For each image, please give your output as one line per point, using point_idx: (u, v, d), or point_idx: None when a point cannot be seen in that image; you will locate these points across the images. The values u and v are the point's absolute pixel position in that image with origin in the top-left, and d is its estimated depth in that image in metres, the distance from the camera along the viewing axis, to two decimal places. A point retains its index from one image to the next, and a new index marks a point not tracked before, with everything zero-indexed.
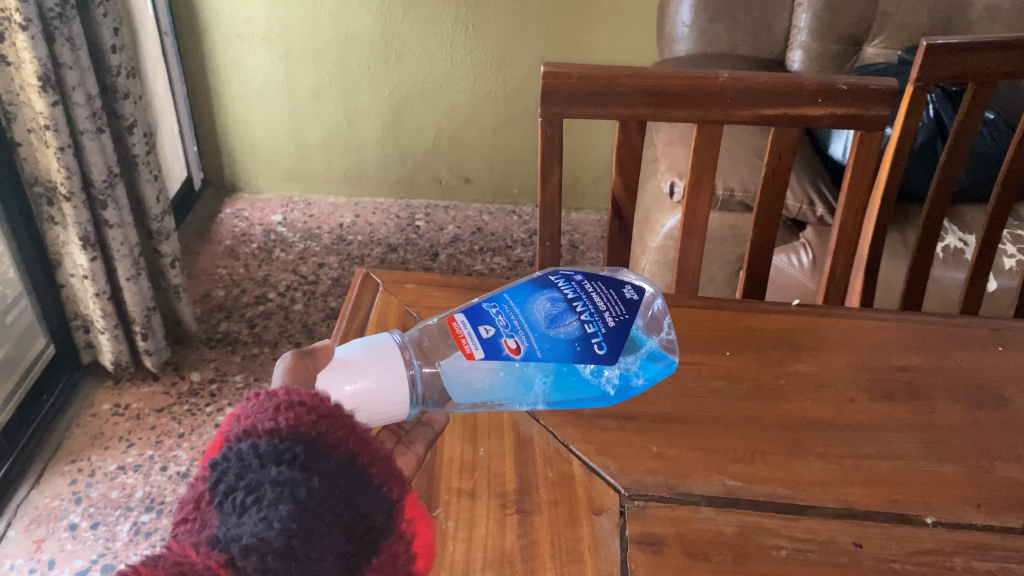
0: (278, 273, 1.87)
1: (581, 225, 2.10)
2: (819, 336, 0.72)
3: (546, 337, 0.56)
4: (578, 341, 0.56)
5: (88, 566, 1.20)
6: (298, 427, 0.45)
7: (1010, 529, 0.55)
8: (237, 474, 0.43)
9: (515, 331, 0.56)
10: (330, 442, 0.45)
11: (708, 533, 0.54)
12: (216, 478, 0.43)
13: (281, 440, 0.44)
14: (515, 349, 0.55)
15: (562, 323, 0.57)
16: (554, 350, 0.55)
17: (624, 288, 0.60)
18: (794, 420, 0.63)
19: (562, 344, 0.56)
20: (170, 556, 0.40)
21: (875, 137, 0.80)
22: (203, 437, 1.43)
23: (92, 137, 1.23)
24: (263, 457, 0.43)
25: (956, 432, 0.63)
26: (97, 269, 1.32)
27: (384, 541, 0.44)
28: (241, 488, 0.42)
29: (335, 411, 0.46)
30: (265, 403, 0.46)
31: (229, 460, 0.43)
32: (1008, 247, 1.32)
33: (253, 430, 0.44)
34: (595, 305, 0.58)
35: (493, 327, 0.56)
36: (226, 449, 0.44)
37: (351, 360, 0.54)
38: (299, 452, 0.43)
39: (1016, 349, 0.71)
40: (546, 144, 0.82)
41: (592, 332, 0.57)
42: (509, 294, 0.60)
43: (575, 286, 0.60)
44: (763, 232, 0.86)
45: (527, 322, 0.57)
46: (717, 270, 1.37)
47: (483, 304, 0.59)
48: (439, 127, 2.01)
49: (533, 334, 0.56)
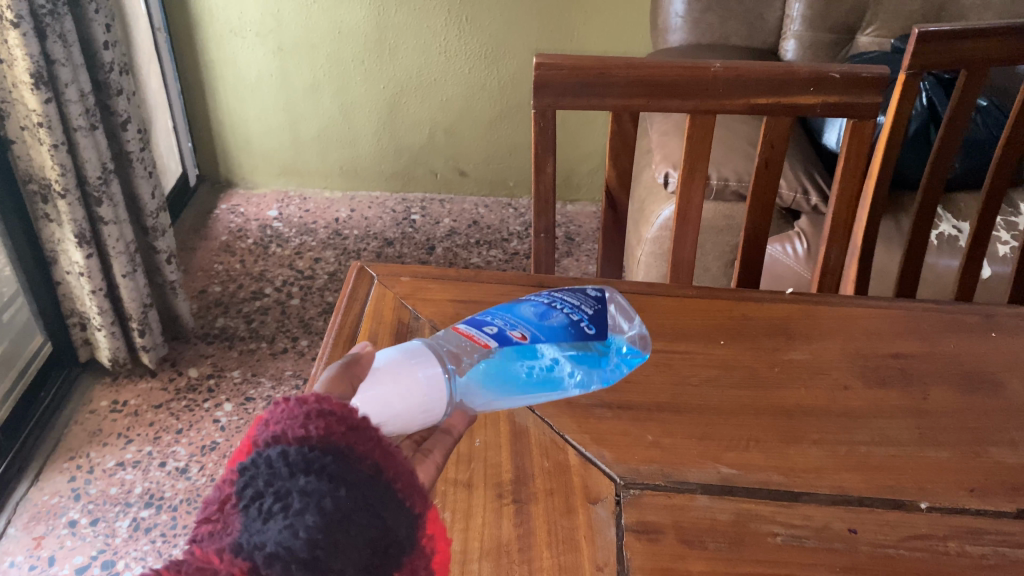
0: (275, 268, 1.86)
1: (576, 217, 2.09)
2: (814, 324, 0.72)
3: (542, 322, 0.60)
4: (569, 321, 0.60)
5: (88, 562, 1.21)
6: (329, 437, 0.45)
7: (1004, 513, 0.55)
8: (266, 480, 0.42)
9: (515, 323, 0.59)
10: (358, 453, 0.45)
11: (704, 521, 0.54)
12: (245, 482, 0.43)
13: (310, 449, 0.44)
14: (523, 335, 0.58)
15: (548, 313, 0.61)
16: (555, 332, 0.59)
17: (587, 292, 0.66)
18: (787, 408, 0.64)
19: (558, 326, 0.60)
20: (193, 562, 0.40)
21: (869, 124, 0.80)
22: (201, 432, 1.43)
23: (86, 133, 1.23)
24: (292, 465, 0.43)
25: (950, 417, 0.63)
26: (93, 265, 1.32)
27: (407, 555, 0.44)
28: (268, 496, 0.42)
29: (364, 423, 0.46)
30: (295, 409, 0.46)
31: (259, 466, 0.43)
32: (1003, 234, 1.32)
33: (284, 437, 0.44)
34: (571, 302, 0.63)
35: (495, 326, 0.59)
36: (255, 454, 0.44)
37: (397, 369, 0.53)
38: (328, 461, 0.43)
39: (1010, 334, 0.71)
40: (539, 136, 0.82)
41: (578, 318, 0.61)
42: (497, 309, 0.63)
43: (547, 296, 0.64)
44: (757, 221, 0.86)
45: (520, 317, 0.60)
46: (713, 260, 1.37)
47: (479, 315, 0.61)
48: (434, 119, 2.00)
49: (531, 324, 0.59)
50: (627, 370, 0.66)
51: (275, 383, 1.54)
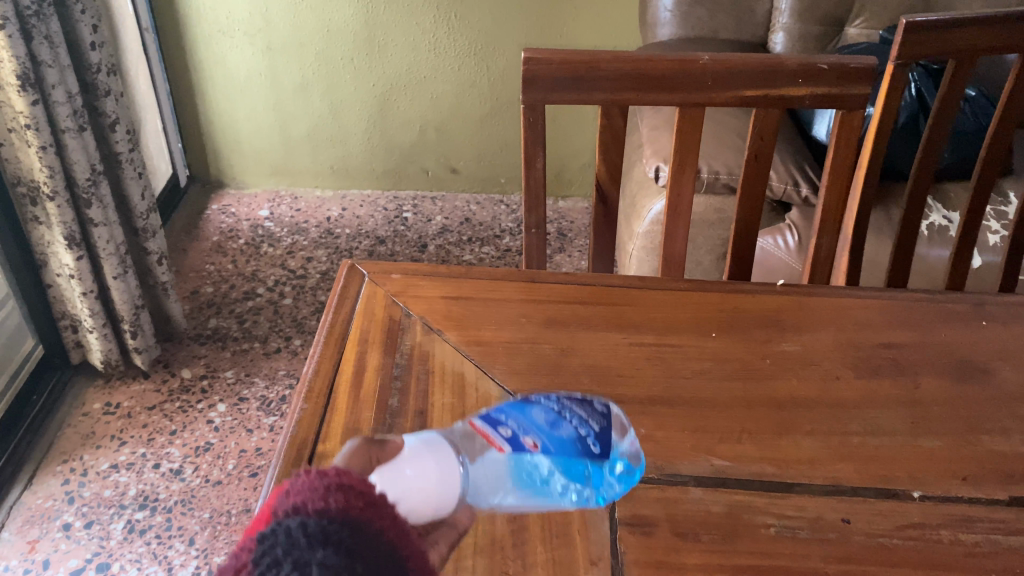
0: (266, 268, 1.86)
1: (568, 212, 2.09)
2: (805, 315, 0.72)
3: (551, 431, 0.50)
4: (579, 437, 0.51)
5: (83, 565, 1.20)
6: (348, 510, 0.40)
7: (996, 500, 0.56)
8: (284, 549, 0.37)
9: (525, 429, 0.50)
10: (376, 530, 0.40)
11: (697, 513, 0.54)
12: (262, 550, 0.37)
13: (329, 522, 0.39)
14: (534, 444, 0.49)
15: (558, 421, 0.51)
16: (566, 448, 0.50)
17: (593, 401, 0.56)
18: (780, 399, 0.64)
19: (563, 442, 0.50)
20: None
21: (857, 115, 0.80)
22: (195, 433, 1.43)
23: (74, 135, 1.22)
24: (311, 536, 0.38)
25: (941, 406, 0.63)
26: (84, 267, 1.32)
27: None
28: (285, 566, 0.37)
29: (382, 500, 0.42)
30: (315, 481, 0.41)
31: (276, 536, 0.38)
32: (992, 224, 1.32)
33: (303, 508, 0.40)
34: (580, 411, 0.53)
35: (507, 428, 0.50)
36: (273, 523, 0.39)
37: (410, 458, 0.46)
38: (346, 535, 0.39)
39: (1000, 323, 0.72)
40: (529, 131, 0.82)
41: (586, 433, 0.51)
42: (502, 406, 0.53)
43: (554, 399, 0.54)
44: (748, 214, 0.86)
45: (530, 421, 0.51)
46: (705, 254, 1.37)
47: (488, 412, 0.52)
48: (424, 117, 2.00)
49: (544, 433, 0.50)
50: (619, 364, 0.66)
51: (269, 383, 1.54)
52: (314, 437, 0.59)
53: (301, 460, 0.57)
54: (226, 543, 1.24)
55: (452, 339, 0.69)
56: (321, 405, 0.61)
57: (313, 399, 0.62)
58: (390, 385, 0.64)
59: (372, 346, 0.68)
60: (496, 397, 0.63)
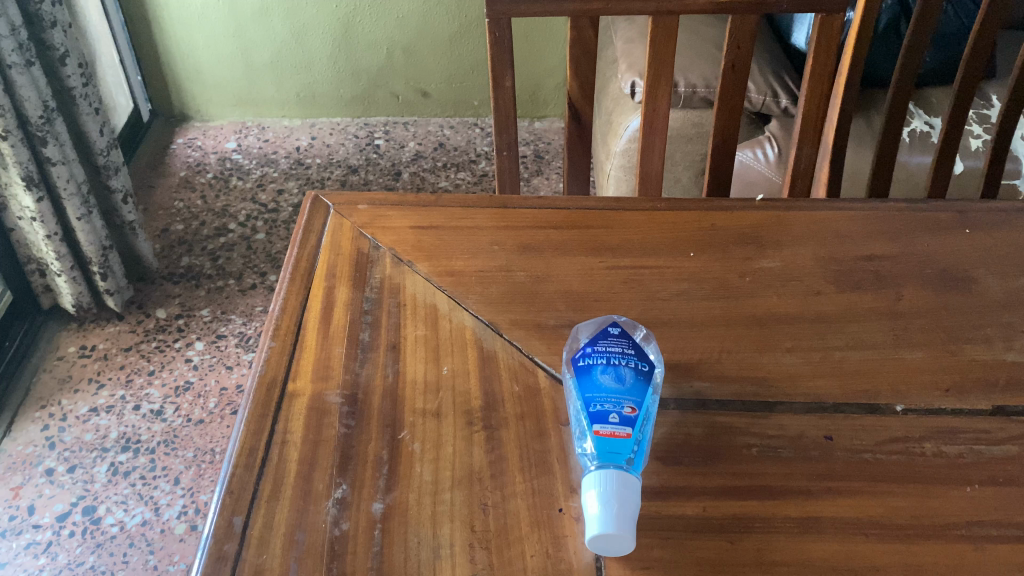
0: (236, 202, 1.82)
1: (545, 133, 2.05)
2: (785, 230, 0.70)
3: (624, 386, 0.51)
4: (639, 370, 0.52)
5: (68, 509, 1.20)
6: None
7: (979, 411, 0.55)
8: None
9: (615, 400, 0.49)
10: None
11: (677, 437, 0.53)
12: None
13: None
14: (634, 409, 0.49)
15: (618, 371, 0.51)
16: (642, 388, 0.51)
17: (618, 402, 0.49)
18: (759, 317, 0.62)
19: (637, 378, 0.51)
20: None
21: (836, 18, 0.77)
22: (174, 372, 1.41)
23: (21, 70, 1.17)
24: None
25: (924, 317, 0.62)
26: (45, 209, 1.28)
27: None
28: None
29: None
30: None
31: None
32: (974, 128, 1.31)
33: None
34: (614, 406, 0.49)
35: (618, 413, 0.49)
36: None
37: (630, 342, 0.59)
38: None
39: (983, 230, 0.70)
40: (495, 47, 0.78)
41: (619, 410, 0.49)
42: (633, 404, 0.49)
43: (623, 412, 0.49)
44: (727, 127, 0.83)
45: (601, 391, 0.50)
46: (683, 170, 1.34)
47: (619, 411, 0.49)
48: (392, 39, 1.93)
49: (626, 392, 0.50)
50: (596, 289, 0.65)
51: (247, 319, 1.52)
52: (284, 375, 0.57)
53: (271, 400, 0.55)
54: (211, 481, 1.24)
55: (423, 270, 0.67)
56: (289, 343, 0.59)
57: (280, 337, 0.60)
58: (361, 320, 0.62)
59: (341, 280, 0.65)
60: (471, 327, 0.61)
